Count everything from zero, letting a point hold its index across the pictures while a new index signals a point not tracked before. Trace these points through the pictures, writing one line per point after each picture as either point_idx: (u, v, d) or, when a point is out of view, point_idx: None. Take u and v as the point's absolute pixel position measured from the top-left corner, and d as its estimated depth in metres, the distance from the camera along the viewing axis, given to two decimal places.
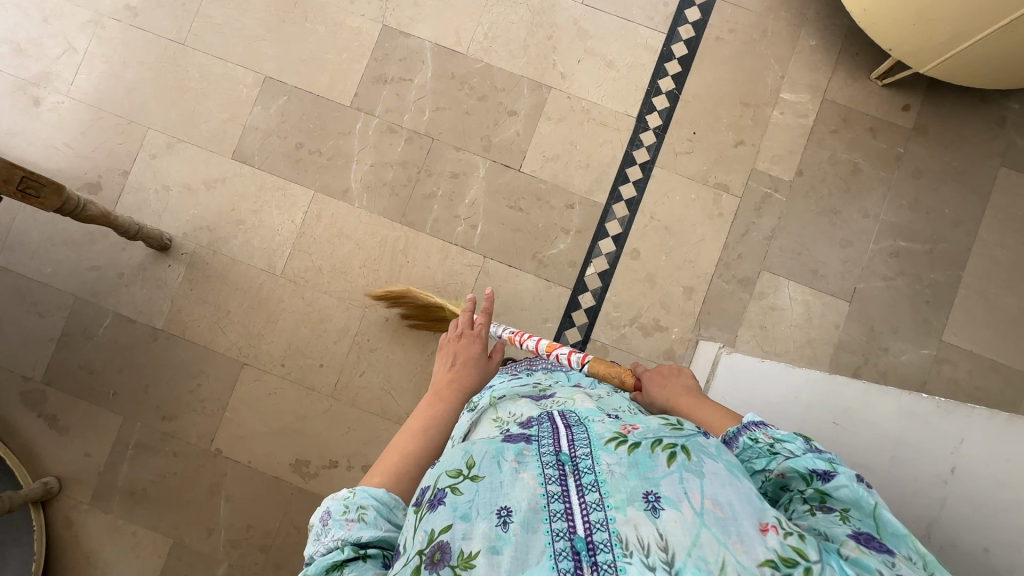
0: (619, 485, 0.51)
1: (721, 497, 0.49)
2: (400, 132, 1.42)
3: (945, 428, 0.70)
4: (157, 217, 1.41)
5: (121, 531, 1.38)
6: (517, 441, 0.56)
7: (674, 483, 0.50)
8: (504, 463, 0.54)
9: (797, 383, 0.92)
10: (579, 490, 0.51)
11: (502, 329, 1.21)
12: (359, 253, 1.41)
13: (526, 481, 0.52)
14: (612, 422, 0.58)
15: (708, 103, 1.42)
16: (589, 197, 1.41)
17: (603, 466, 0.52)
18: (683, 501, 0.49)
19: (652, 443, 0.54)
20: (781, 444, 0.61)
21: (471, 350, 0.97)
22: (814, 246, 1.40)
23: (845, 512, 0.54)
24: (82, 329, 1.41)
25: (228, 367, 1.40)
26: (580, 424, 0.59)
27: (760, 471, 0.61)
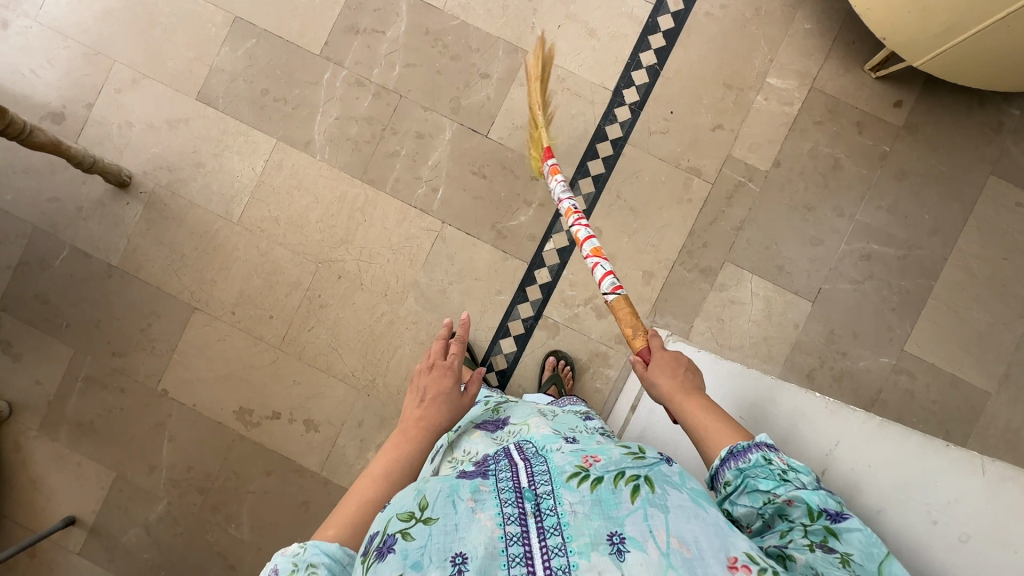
0: (582, 526, 0.54)
1: (686, 536, 0.54)
2: (368, 86, 1.38)
3: (824, 432, 0.78)
4: (118, 152, 1.40)
5: (68, 459, 1.42)
6: (472, 479, 0.60)
7: (639, 522, 0.55)
8: (458, 503, 0.56)
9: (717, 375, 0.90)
10: (540, 532, 0.54)
11: (565, 193, 1.05)
12: (317, 207, 1.39)
13: (483, 523, 0.54)
14: (573, 456, 0.64)
15: (689, 82, 1.36)
16: (555, 169, 1.37)
17: (567, 507, 0.56)
18: (650, 543, 0.53)
19: (615, 479, 0.60)
20: (795, 473, 0.62)
21: (443, 383, 0.81)
22: (782, 241, 1.35)
23: (846, 555, 0.58)
24: (39, 258, 1.42)
25: (180, 310, 1.40)
26: (539, 458, 0.64)
27: (764, 492, 0.62)
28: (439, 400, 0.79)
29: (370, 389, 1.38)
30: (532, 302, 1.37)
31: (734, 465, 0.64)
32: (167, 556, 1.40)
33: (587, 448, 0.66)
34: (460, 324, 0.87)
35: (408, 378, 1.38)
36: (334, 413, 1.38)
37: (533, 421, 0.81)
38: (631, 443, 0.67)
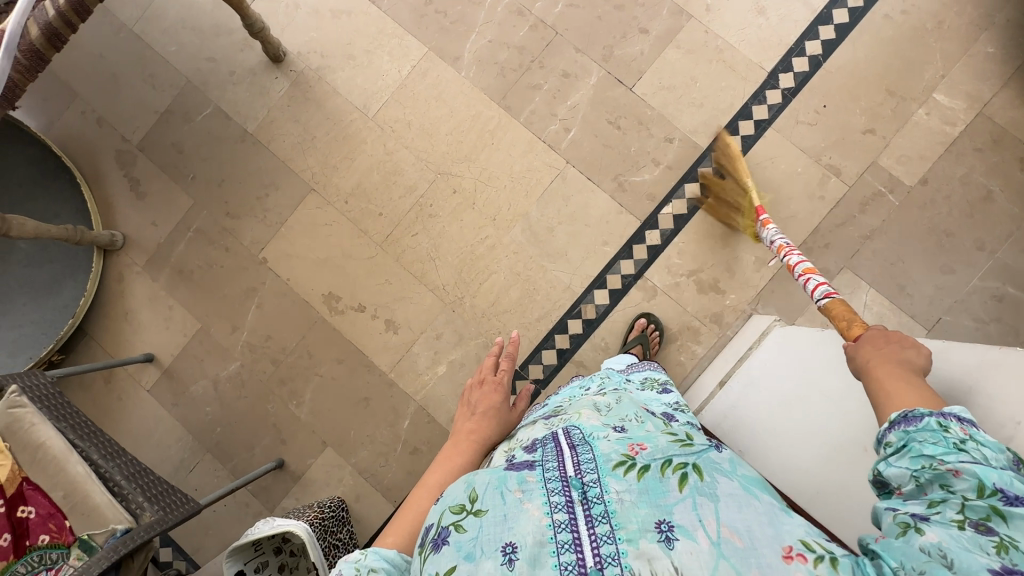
0: (627, 513, 0.54)
1: (736, 525, 0.52)
2: (528, 17, 1.40)
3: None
4: (280, 29, 1.47)
5: (161, 301, 1.49)
6: (519, 470, 0.60)
7: (687, 511, 0.54)
8: (506, 494, 0.57)
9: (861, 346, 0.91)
10: (588, 520, 0.54)
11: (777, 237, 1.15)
12: (449, 121, 1.42)
13: (531, 513, 0.55)
14: (618, 444, 0.63)
15: (850, 80, 1.32)
16: (691, 136, 1.36)
17: (613, 495, 0.56)
18: (699, 532, 0.52)
19: (661, 468, 0.59)
20: (977, 446, 0.52)
21: (492, 399, 0.89)
22: (910, 261, 1.29)
23: (1005, 541, 0.46)
24: (184, 111, 1.50)
25: (298, 188, 1.45)
26: (584, 444, 0.64)
27: (927, 457, 0.53)
28: (491, 415, 0.87)
29: (456, 306, 1.39)
30: (635, 260, 1.36)
31: (902, 425, 0.57)
32: (226, 415, 1.45)
33: (631, 435, 0.66)
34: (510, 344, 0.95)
35: (495, 305, 1.38)
36: (416, 320, 1.40)
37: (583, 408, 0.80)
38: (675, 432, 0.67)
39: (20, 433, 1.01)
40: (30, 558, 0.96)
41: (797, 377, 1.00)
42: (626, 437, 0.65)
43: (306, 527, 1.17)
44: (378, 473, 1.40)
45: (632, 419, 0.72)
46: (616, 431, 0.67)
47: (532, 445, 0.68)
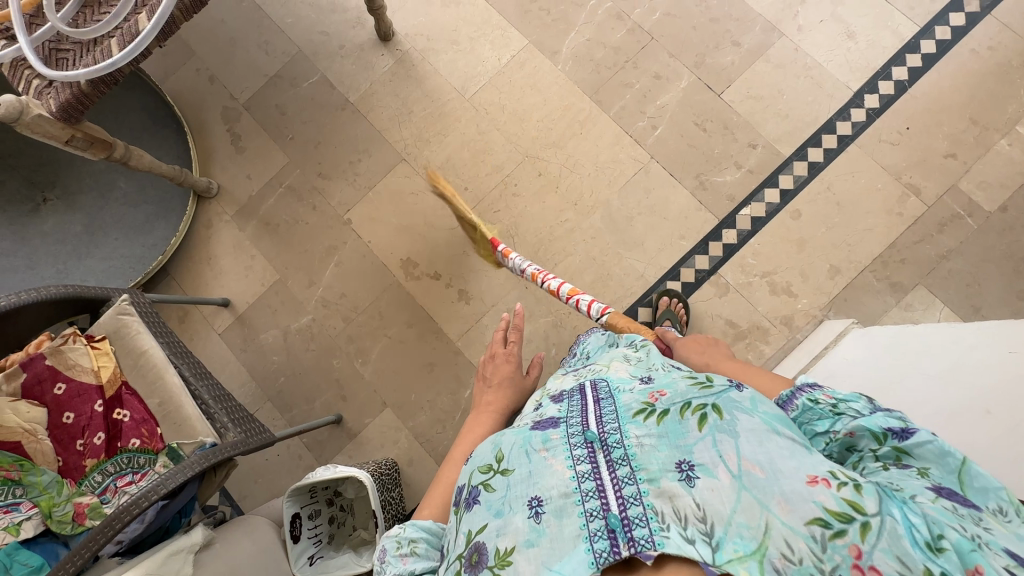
0: (648, 457, 0.54)
1: (757, 456, 0.50)
2: (626, 21, 1.49)
3: None
4: (392, 12, 1.58)
5: (243, 251, 1.55)
6: (545, 428, 0.59)
7: (707, 449, 0.52)
8: (531, 453, 0.57)
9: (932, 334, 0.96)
10: (609, 466, 0.54)
11: (521, 264, 1.28)
12: (542, 109, 1.49)
13: (555, 468, 0.54)
14: (639, 393, 0.62)
15: (934, 106, 1.37)
16: (774, 144, 1.41)
17: (633, 441, 0.55)
18: (719, 468, 0.51)
19: (680, 410, 0.57)
20: (846, 404, 0.58)
21: (504, 368, 0.94)
22: (986, 285, 1.31)
23: (924, 470, 0.51)
24: (291, 77, 1.60)
25: (390, 157, 1.53)
26: (609, 396, 0.63)
27: (823, 434, 0.59)
28: (505, 382, 0.91)
29: (529, 283, 1.43)
30: (710, 257, 1.39)
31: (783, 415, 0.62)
32: (291, 366, 1.48)
33: (655, 383, 0.64)
34: (515, 322, 1.04)
35: (568, 286, 1.42)
36: (489, 292, 1.44)
37: (615, 362, 0.77)
38: (699, 374, 0.63)
39: (126, 339, 1.05)
40: (119, 459, 0.99)
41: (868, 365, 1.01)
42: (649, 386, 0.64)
43: (368, 476, 1.17)
44: (433, 439, 1.41)
45: (659, 368, 0.70)
46: (642, 380, 0.65)
47: (559, 395, 0.67)
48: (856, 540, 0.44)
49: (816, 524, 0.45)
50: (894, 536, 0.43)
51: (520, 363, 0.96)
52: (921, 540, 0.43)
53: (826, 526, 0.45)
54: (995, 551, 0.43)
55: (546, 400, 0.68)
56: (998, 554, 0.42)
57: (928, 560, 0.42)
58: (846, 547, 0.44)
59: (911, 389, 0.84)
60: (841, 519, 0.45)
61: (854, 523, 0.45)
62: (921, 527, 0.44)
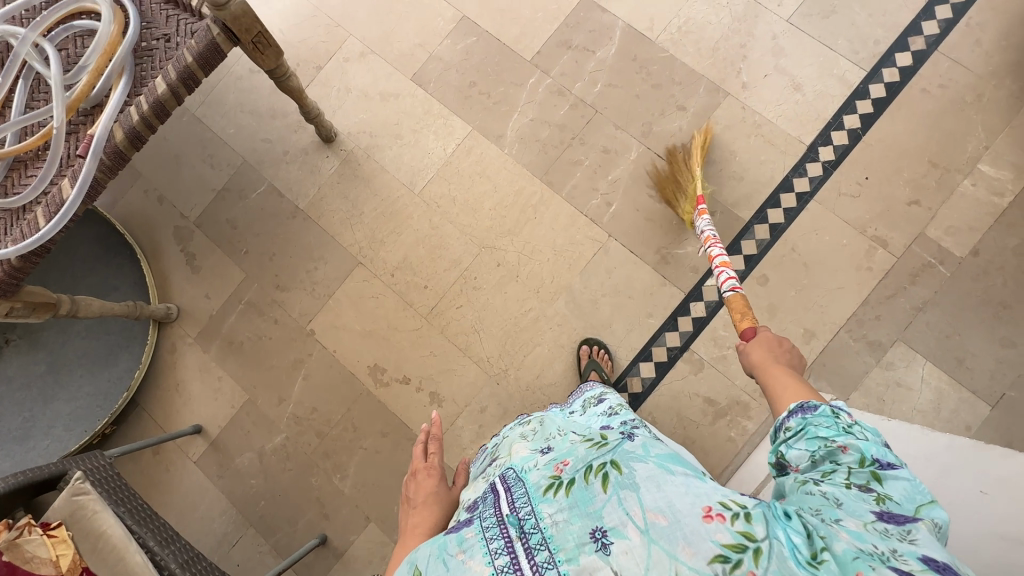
0: (563, 533, 0.55)
1: (659, 504, 0.53)
2: (568, 97, 1.46)
3: None
4: (332, 112, 1.55)
5: (210, 372, 1.52)
6: (458, 530, 0.61)
7: (615, 509, 0.54)
8: (449, 560, 0.57)
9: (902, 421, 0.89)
10: (527, 553, 0.55)
11: (708, 227, 1.20)
12: (493, 197, 1.46)
13: (474, 570, 0.55)
14: (546, 468, 0.64)
15: (891, 153, 1.34)
16: (732, 209, 1.37)
17: (548, 520, 0.57)
18: (628, 527, 0.52)
19: (584, 475, 0.59)
20: (861, 428, 0.57)
21: (427, 485, 0.83)
22: (967, 334, 1.26)
23: (883, 496, 0.53)
24: (239, 189, 1.58)
25: (346, 261, 1.50)
26: (517, 481, 0.65)
27: (822, 439, 0.58)
28: (431, 498, 0.82)
29: (500, 378, 1.39)
30: (680, 333, 1.35)
31: (800, 413, 0.62)
32: (270, 488, 1.45)
33: (557, 454, 0.67)
34: (437, 424, 0.90)
35: (540, 377, 1.38)
36: (460, 393, 1.40)
37: (515, 446, 0.78)
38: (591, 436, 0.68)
39: (84, 521, 1.03)
40: None
41: None
42: (553, 458, 0.66)
43: None
44: None
45: (558, 437, 0.74)
46: (543, 454, 0.69)
47: (473, 502, 0.68)
48: (752, 566, 0.48)
49: (717, 562, 0.48)
50: (781, 559, 0.48)
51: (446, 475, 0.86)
52: (803, 558, 0.48)
53: (725, 561, 0.48)
54: (908, 560, 0.46)
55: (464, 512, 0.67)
56: (909, 562, 0.45)
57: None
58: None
59: None
60: (737, 549, 0.49)
61: (747, 551, 0.49)
62: (802, 548, 0.49)
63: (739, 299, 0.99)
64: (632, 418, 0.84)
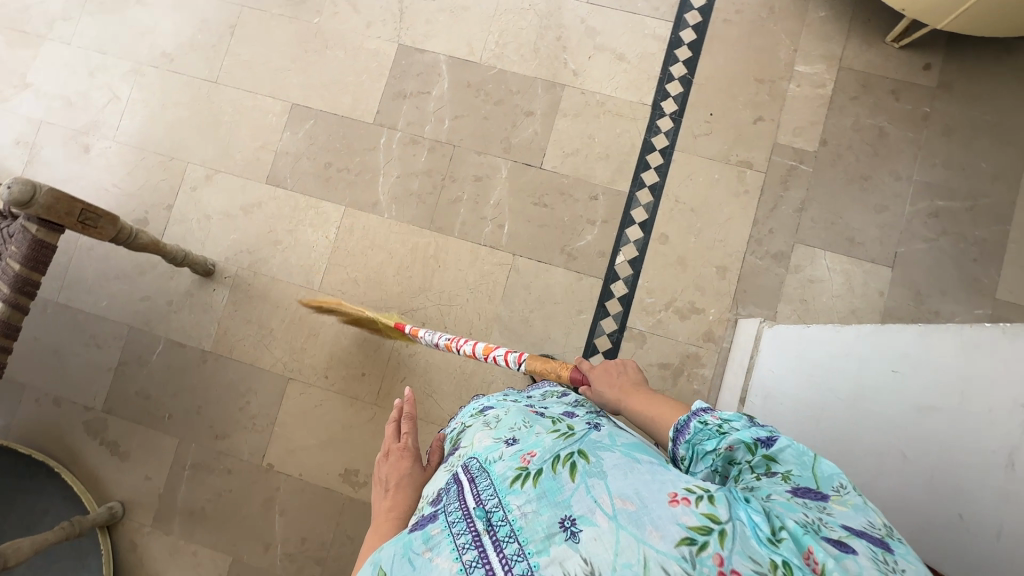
0: (533, 525, 0.49)
1: (626, 490, 0.49)
2: (422, 143, 1.46)
3: (938, 343, 0.66)
4: (201, 244, 1.48)
5: (182, 551, 1.42)
6: (424, 527, 0.53)
7: (582, 498, 0.50)
8: (416, 559, 0.50)
9: (826, 331, 0.93)
10: (496, 546, 0.48)
11: (435, 336, 1.24)
12: (392, 262, 1.44)
13: (441, 566, 0.48)
14: (511, 458, 0.57)
15: (722, 85, 1.43)
16: (611, 186, 1.42)
17: (516, 513, 0.50)
18: (596, 514, 0.48)
19: (552, 465, 0.54)
20: (729, 423, 0.60)
21: (402, 467, 0.69)
22: (847, 214, 1.37)
23: (788, 473, 0.55)
24: (137, 356, 1.48)
25: (275, 383, 1.44)
26: (482, 470, 0.58)
27: (711, 451, 0.60)
28: (405, 482, 0.68)
29: None
30: (614, 316, 1.39)
31: (682, 438, 0.64)
32: None
33: (523, 444, 0.60)
34: (410, 400, 0.76)
35: None
36: None
37: (474, 431, 0.68)
38: (559, 426, 0.62)
39: None
40: None
41: (802, 378, 0.97)
42: (518, 447, 0.60)
43: None
44: None
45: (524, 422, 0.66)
46: (508, 443, 0.61)
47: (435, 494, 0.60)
48: (717, 547, 0.44)
49: (684, 544, 0.44)
50: (745, 539, 0.44)
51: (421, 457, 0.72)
52: (763, 536, 0.45)
53: (691, 543, 0.44)
54: (835, 527, 0.48)
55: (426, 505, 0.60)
56: (836, 529, 0.48)
57: (772, 553, 0.44)
58: (711, 559, 0.43)
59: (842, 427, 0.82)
60: (703, 531, 0.45)
61: (713, 534, 0.45)
62: (762, 525, 0.46)
63: (534, 359, 1.07)
64: (592, 407, 0.80)
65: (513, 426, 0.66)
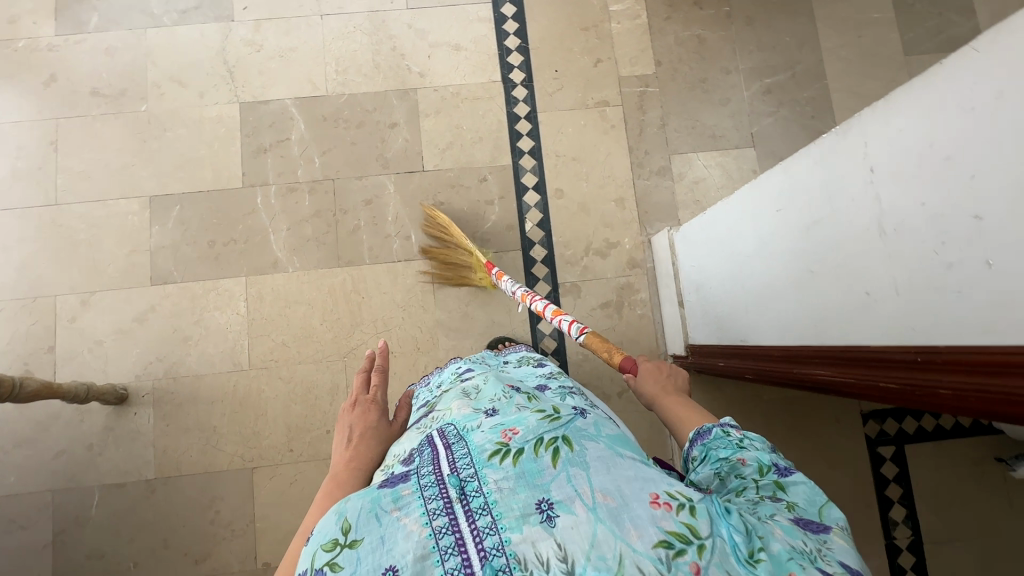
0: (509, 502, 0.46)
1: (609, 485, 0.48)
2: (300, 187, 1.43)
3: (801, 163, 0.76)
4: (103, 373, 1.35)
5: None
6: (392, 484, 0.49)
7: (563, 485, 0.48)
8: (384, 515, 0.46)
9: (721, 206, 1.02)
10: (468, 517, 0.46)
11: (515, 285, 1.19)
12: (315, 312, 1.38)
13: (410, 528, 0.45)
14: (491, 429, 0.53)
15: (555, 42, 1.53)
16: (495, 164, 1.47)
17: (492, 486, 0.48)
18: (576, 502, 0.46)
19: (534, 446, 0.51)
20: (751, 439, 0.57)
21: (368, 418, 0.68)
22: (702, 115, 1.51)
23: (793, 503, 0.51)
24: (72, 518, 1.31)
25: (239, 479, 1.32)
26: (458, 438, 0.53)
27: (723, 460, 0.57)
28: (369, 435, 0.66)
29: None
30: (544, 278, 1.43)
31: (699, 442, 0.61)
32: None
33: (502, 417, 0.57)
34: (383, 351, 0.72)
35: None
36: None
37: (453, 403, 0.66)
38: (543, 404, 0.58)
39: None
40: None
41: (720, 255, 1.05)
42: (498, 420, 0.56)
43: None
44: None
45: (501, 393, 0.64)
46: (488, 414, 0.58)
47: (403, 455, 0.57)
48: (695, 556, 0.44)
49: (661, 547, 0.44)
50: (722, 553, 0.44)
51: (388, 413, 0.70)
52: (742, 555, 0.45)
53: (668, 547, 0.44)
54: (831, 562, 0.45)
55: (393, 466, 0.57)
56: (831, 563, 0.45)
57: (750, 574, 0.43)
58: (686, 566, 0.43)
59: (764, 275, 0.89)
60: (681, 539, 0.44)
61: (690, 545, 0.44)
62: (743, 545, 0.45)
63: (595, 337, 0.98)
64: (568, 385, 0.78)
65: (494, 398, 0.62)
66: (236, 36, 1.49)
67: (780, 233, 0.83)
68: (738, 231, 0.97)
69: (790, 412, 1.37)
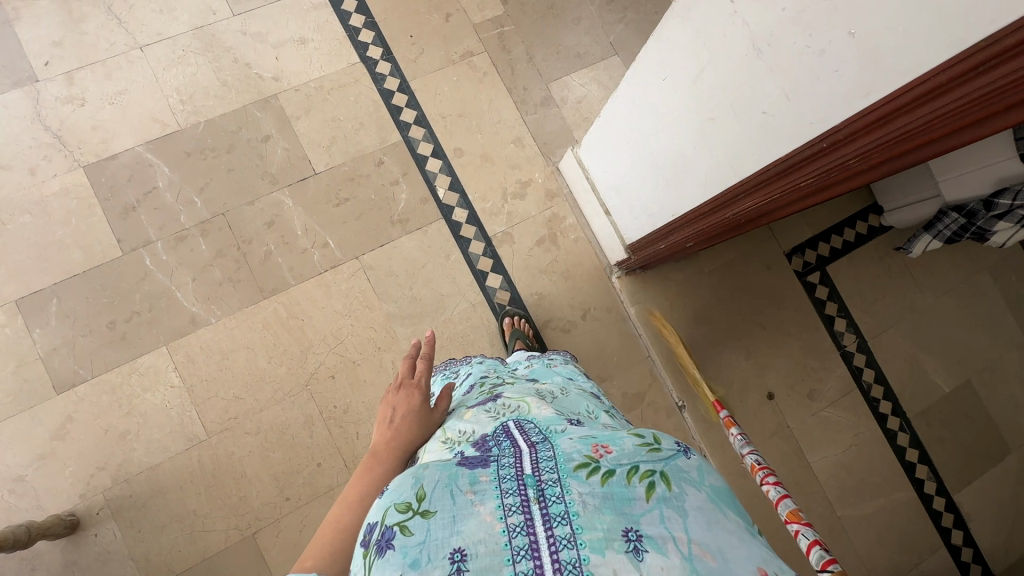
0: (592, 521, 0.44)
1: (708, 541, 0.44)
2: (190, 233, 1.30)
3: (668, 30, 0.82)
4: (39, 508, 1.17)
5: None
6: (473, 467, 0.49)
7: (654, 523, 0.45)
8: (458, 494, 0.46)
9: (611, 108, 1.08)
10: (546, 520, 0.44)
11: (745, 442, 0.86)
12: (258, 352, 1.29)
13: (482, 517, 0.44)
14: (581, 440, 0.52)
15: (400, 9, 1.51)
16: (386, 144, 1.43)
17: (575, 497, 0.45)
18: (670, 547, 0.43)
19: (628, 473, 0.48)
20: None
21: (411, 402, 0.67)
22: (562, 39, 1.56)
23: None
24: None
25: (241, 551, 1.21)
26: (541, 439, 0.52)
27: None
28: (411, 418, 0.65)
29: None
30: (475, 237, 1.42)
31: None
32: None
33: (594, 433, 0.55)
34: (430, 340, 0.73)
35: None
36: None
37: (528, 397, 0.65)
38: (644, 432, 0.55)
39: None
40: None
41: (630, 153, 1.10)
42: (591, 433, 0.54)
43: None
44: None
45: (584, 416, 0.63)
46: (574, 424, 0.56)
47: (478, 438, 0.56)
48: None
49: None
50: None
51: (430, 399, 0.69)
52: None
53: None
54: None
55: (462, 445, 0.56)
56: None
57: None
58: None
59: (673, 147, 0.95)
60: None
61: None
62: None
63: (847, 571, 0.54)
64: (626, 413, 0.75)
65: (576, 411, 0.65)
66: (48, 97, 1.32)
67: (673, 101, 0.89)
68: (636, 120, 1.02)
69: (729, 274, 1.48)
